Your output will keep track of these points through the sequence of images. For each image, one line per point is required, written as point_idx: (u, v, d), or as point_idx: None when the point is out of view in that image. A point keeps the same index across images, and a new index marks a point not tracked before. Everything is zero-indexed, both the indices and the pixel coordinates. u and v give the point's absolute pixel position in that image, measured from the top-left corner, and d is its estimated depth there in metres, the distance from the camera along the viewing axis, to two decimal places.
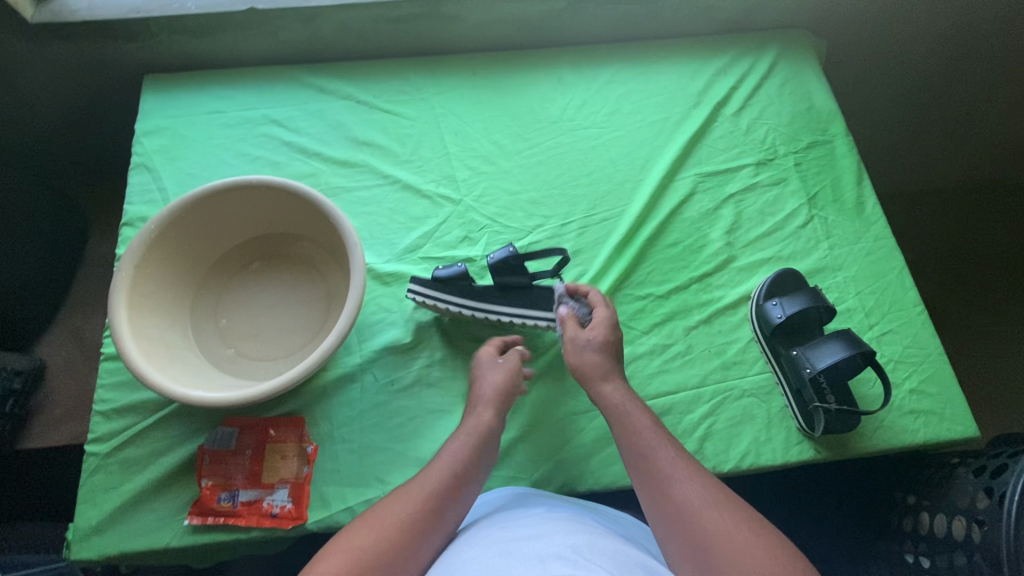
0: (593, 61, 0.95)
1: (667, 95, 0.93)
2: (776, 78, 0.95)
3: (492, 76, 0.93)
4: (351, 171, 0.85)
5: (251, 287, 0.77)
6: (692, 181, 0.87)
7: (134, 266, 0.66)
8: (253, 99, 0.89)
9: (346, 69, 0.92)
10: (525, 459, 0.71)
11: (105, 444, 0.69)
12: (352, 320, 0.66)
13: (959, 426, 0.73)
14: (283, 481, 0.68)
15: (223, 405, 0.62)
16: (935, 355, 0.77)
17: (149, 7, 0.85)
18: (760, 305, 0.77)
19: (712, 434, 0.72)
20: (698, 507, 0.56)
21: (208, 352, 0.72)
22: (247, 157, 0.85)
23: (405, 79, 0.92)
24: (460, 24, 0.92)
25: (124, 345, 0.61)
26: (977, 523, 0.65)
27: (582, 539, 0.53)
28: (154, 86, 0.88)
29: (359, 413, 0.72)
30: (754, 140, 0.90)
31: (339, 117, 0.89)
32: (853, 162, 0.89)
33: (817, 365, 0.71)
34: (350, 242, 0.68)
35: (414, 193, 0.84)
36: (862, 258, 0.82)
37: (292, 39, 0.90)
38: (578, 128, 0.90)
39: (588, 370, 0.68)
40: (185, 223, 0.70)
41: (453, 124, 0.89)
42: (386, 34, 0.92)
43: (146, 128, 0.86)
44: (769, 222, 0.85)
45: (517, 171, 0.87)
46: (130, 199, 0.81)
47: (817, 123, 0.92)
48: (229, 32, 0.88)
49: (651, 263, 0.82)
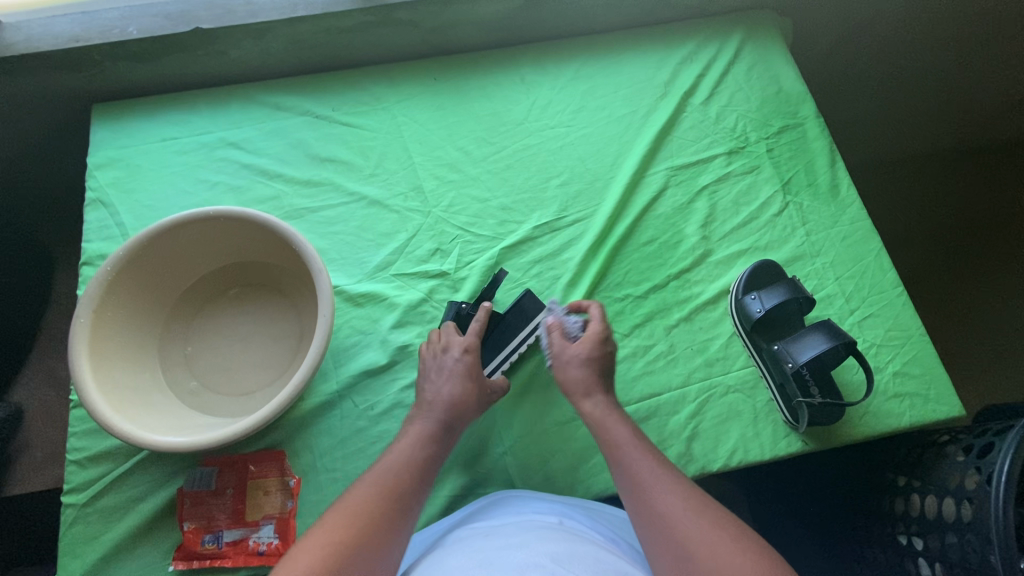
0: (555, 58, 0.93)
1: (633, 88, 0.91)
2: (743, 63, 0.93)
3: (454, 80, 0.91)
4: (315, 190, 0.83)
5: (220, 321, 0.75)
6: (664, 176, 0.85)
7: (92, 311, 0.63)
8: (208, 122, 0.86)
9: (302, 84, 0.89)
10: (513, 474, 0.70)
11: (81, 494, 0.66)
12: (323, 350, 0.64)
13: (944, 406, 0.73)
14: (268, 517, 0.67)
15: (197, 449, 0.60)
16: (916, 335, 0.76)
17: (89, 35, 0.81)
18: (740, 299, 0.76)
19: (699, 433, 0.71)
20: (679, 521, 0.54)
21: (180, 393, 0.70)
22: (206, 183, 0.83)
23: (363, 90, 0.89)
24: (416, 29, 0.90)
25: (88, 396, 0.59)
26: (967, 501, 0.65)
27: (562, 546, 0.53)
28: (103, 116, 0.85)
29: (341, 441, 0.70)
30: (725, 128, 0.88)
31: (299, 135, 0.86)
32: (825, 144, 0.87)
33: (799, 359, 0.70)
34: (316, 268, 0.66)
35: (382, 208, 0.82)
36: (839, 242, 0.82)
37: (244, 57, 0.87)
38: (544, 128, 0.88)
39: (577, 382, 0.67)
40: (144, 260, 0.68)
41: (416, 133, 0.87)
42: (340, 45, 0.89)
43: (98, 161, 0.82)
44: (743, 212, 0.84)
45: (486, 178, 0.85)
46: (87, 237, 0.78)
47: (787, 106, 0.90)
48: (176, 54, 0.84)
49: (627, 262, 0.80)
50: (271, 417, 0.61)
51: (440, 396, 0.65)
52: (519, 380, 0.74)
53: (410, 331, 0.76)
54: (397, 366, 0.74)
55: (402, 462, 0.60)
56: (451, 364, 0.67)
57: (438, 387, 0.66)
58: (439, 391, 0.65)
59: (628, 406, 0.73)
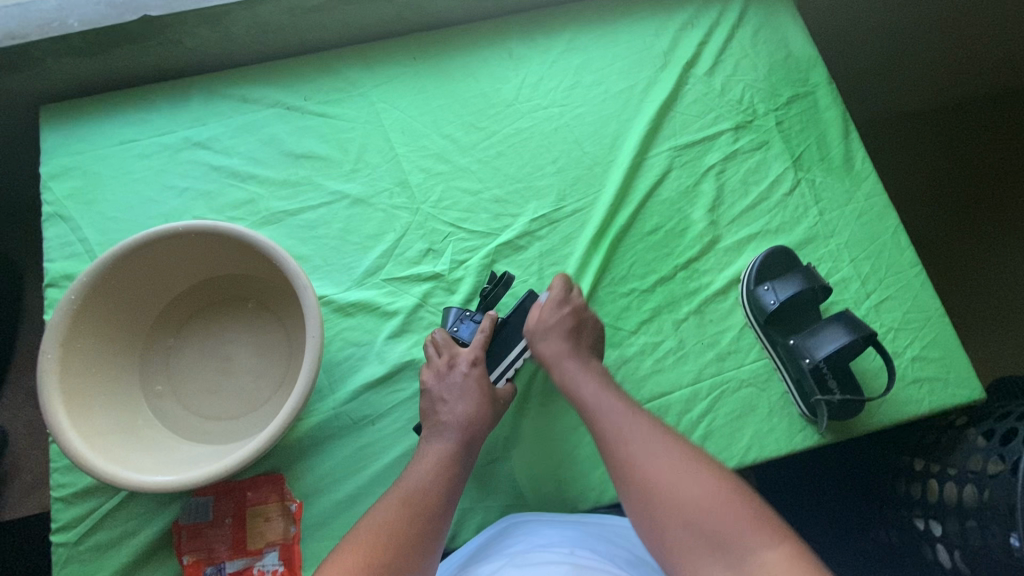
0: (545, 30, 0.85)
1: (631, 60, 0.84)
2: (748, 26, 0.86)
3: (435, 60, 0.83)
4: (292, 191, 0.77)
5: (202, 341, 0.70)
6: (667, 157, 0.79)
7: (61, 345, 0.58)
8: (170, 121, 0.78)
9: (269, 72, 0.81)
10: (523, 484, 0.67)
11: (72, 532, 0.63)
12: (315, 372, 0.60)
13: (964, 390, 0.70)
14: (271, 544, 0.64)
15: (190, 488, 0.56)
16: (935, 318, 0.73)
17: (25, 30, 0.73)
18: (752, 290, 0.72)
19: (713, 432, 0.68)
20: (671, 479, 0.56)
21: (168, 422, 0.66)
22: (174, 190, 0.76)
23: (336, 75, 0.81)
24: (391, 4, 0.81)
25: (66, 441, 0.55)
26: (985, 484, 0.64)
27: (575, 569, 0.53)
28: (53, 119, 0.77)
29: (339, 461, 0.67)
30: (731, 100, 0.82)
31: (270, 130, 0.79)
32: (838, 114, 0.81)
33: (817, 354, 0.67)
34: (300, 285, 0.61)
35: (366, 207, 0.76)
36: (854, 220, 0.77)
37: (201, 45, 0.79)
38: (537, 109, 0.81)
39: (558, 357, 0.66)
40: (112, 284, 0.62)
41: (398, 121, 0.80)
42: (307, 26, 0.81)
43: (52, 170, 0.75)
44: (753, 192, 0.78)
45: (476, 167, 0.78)
46: (49, 255, 0.72)
47: (797, 73, 0.84)
48: (125, 46, 0.76)
49: (631, 254, 0.76)
50: (265, 449, 0.57)
51: (457, 416, 0.63)
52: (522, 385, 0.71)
53: (405, 341, 0.71)
54: (396, 378, 0.70)
55: (422, 486, 0.59)
56: (461, 382, 0.65)
57: (453, 406, 0.64)
58: (454, 411, 0.63)
59: (638, 408, 0.69)
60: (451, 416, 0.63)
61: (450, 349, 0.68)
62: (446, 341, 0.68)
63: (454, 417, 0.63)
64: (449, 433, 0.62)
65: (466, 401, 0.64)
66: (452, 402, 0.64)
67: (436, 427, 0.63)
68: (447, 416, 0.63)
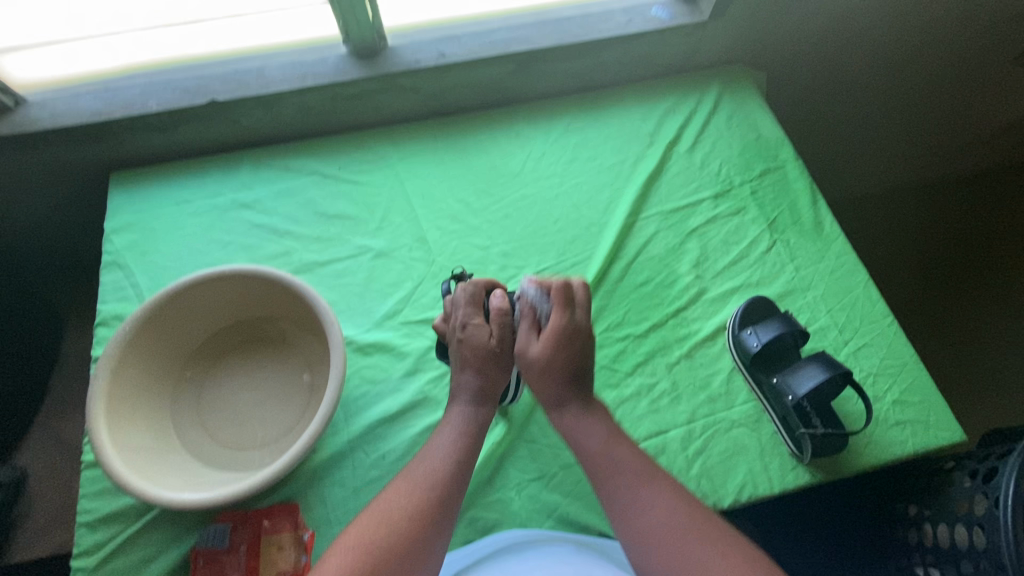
0: (546, 115, 1.00)
1: (622, 139, 0.97)
2: (722, 113, 0.99)
3: (453, 138, 0.96)
4: (323, 245, 0.86)
5: (232, 377, 0.77)
6: (656, 220, 0.89)
7: (110, 370, 0.65)
8: (221, 185, 0.90)
9: (311, 147, 0.95)
10: (526, 516, 0.69)
11: (91, 557, 0.65)
12: (336, 397, 0.65)
13: (946, 432, 0.73)
14: (281, 574, 0.66)
15: (214, 505, 0.60)
16: (912, 364, 0.78)
17: (111, 110, 0.87)
18: (736, 335, 0.79)
19: (708, 470, 0.71)
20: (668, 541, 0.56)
21: (194, 450, 0.70)
22: (219, 243, 0.86)
23: (368, 149, 0.95)
24: (417, 93, 0.96)
25: (104, 456, 0.60)
26: (978, 527, 0.65)
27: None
28: (121, 185, 0.89)
29: (351, 493, 0.70)
30: (710, 173, 0.94)
31: (308, 193, 0.90)
32: (806, 185, 0.92)
33: (798, 391, 0.72)
34: (327, 319, 0.68)
35: (388, 259, 0.85)
36: (827, 276, 0.85)
37: (254, 124, 0.93)
38: (540, 178, 0.93)
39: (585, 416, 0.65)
40: (158, 319, 0.70)
41: (418, 187, 0.91)
42: (345, 110, 0.95)
43: (115, 226, 0.86)
44: (733, 251, 0.88)
45: (486, 227, 0.88)
46: (103, 298, 0.80)
47: (767, 151, 0.96)
48: (191, 125, 0.90)
49: (625, 303, 0.83)
50: (286, 470, 0.62)
51: None
52: (519, 410, 0.75)
53: (418, 379, 0.77)
54: (409, 413, 0.75)
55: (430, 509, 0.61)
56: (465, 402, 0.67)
57: None
58: None
59: (635, 445, 0.73)
60: (466, 364, 0.67)
61: (468, 297, 0.69)
62: (465, 291, 0.70)
63: (463, 364, 0.67)
64: (465, 371, 0.67)
65: (474, 348, 0.67)
66: (461, 349, 0.68)
67: (439, 437, 0.65)
68: (451, 433, 0.65)
